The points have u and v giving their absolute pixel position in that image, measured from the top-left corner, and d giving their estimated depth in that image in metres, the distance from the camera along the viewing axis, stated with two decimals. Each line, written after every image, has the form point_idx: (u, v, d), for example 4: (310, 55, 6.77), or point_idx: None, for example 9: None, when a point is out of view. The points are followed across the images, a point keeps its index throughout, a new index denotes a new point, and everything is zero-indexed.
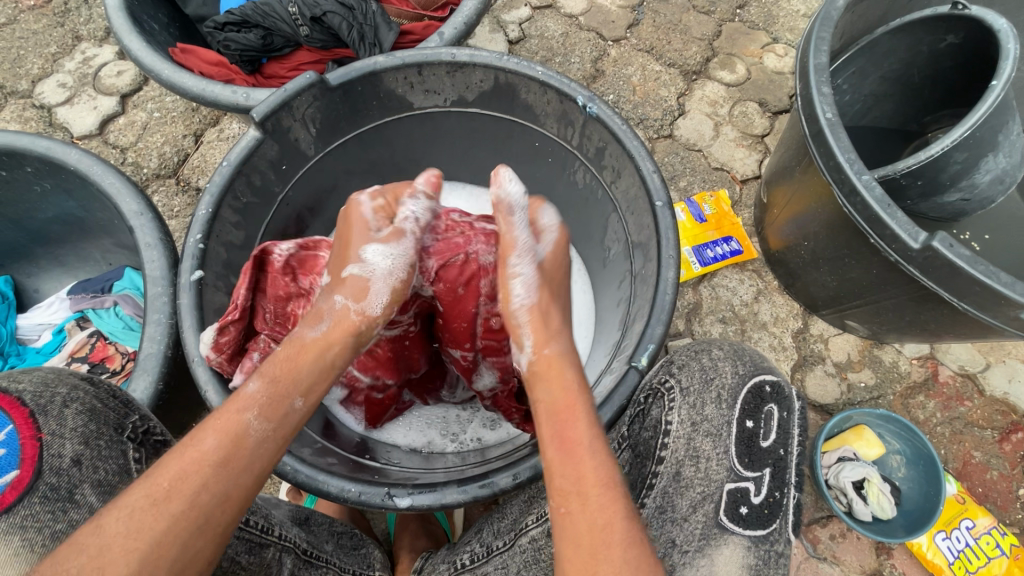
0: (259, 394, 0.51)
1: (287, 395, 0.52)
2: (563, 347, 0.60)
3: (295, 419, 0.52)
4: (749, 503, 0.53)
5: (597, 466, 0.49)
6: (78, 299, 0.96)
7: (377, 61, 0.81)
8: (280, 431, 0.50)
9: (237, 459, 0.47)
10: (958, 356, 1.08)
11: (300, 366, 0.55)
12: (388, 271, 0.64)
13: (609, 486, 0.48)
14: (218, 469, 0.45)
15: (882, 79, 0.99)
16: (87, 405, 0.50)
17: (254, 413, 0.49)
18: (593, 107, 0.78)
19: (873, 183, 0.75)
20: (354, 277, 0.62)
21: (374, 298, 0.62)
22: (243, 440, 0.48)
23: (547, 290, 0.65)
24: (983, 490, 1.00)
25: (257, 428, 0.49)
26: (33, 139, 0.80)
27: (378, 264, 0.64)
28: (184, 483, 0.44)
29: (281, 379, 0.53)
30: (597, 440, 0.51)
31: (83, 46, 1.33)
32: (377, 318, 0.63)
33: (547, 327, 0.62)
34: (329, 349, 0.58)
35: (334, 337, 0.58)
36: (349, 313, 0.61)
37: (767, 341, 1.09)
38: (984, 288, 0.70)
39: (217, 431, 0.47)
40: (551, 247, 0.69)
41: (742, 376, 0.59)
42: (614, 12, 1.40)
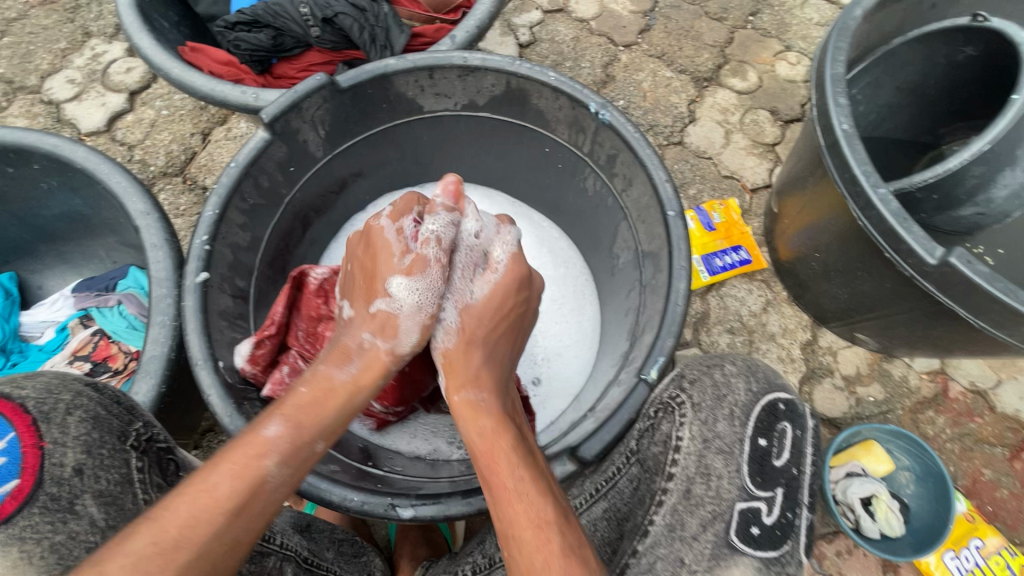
0: (282, 438, 0.51)
1: (310, 440, 0.53)
2: (482, 391, 0.61)
3: (314, 462, 0.53)
4: (760, 523, 0.53)
5: (529, 509, 0.50)
6: (83, 298, 0.96)
7: (389, 63, 0.80)
8: (296, 477, 0.51)
9: (251, 508, 0.48)
10: (969, 372, 1.07)
11: (324, 412, 0.56)
12: (414, 308, 0.65)
13: (544, 525, 0.49)
14: (233, 517, 0.46)
15: (898, 89, 0.97)
16: (91, 413, 0.49)
17: (275, 459, 0.50)
18: (606, 114, 0.77)
19: (889, 197, 0.74)
20: (382, 314, 0.64)
21: (405, 335, 0.64)
22: (263, 484, 0.49)
23: (468, 330, 0.67)
24: (992, 509, 0.98)
25: (275, 475, 0.50)
26: (41, 137, 0.80)
27: (404, 300, 0.64)
28: (196, 533, 0.44)
29: (303, 423, 0.54)
30: (523, 481, 0.52)
31: (93, 42, 1.33)
32: (405, 355, 0.65)
33: (473, 372, 0.63)
34: (355, 394, 0.59)
35: (364, 379, 0.60)
36: (378, 353, 0.63)
37: (775, 353, 1.08)
38: (1002, 305, 0.68)
39: (234, 476, 0.48)
40: (495, 285, 0.68)
41: (755, 394, 0.59)
42: (626, 17, 1.40)
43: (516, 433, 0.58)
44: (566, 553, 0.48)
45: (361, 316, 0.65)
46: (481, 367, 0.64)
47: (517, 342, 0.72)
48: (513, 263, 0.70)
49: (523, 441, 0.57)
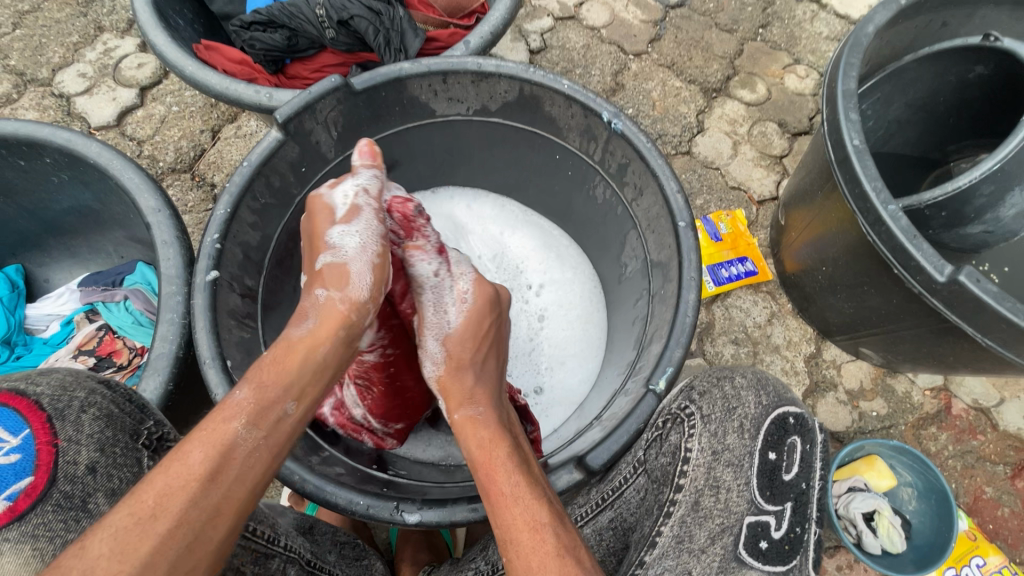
0: (248, 400, 0.49)
1: (277, 400, 0.51)
2: (480, 405, 0.61)
3: (288, 426, 0.50)
4: (768, 537, 0.54)
5: (525, 512, 0.50)
6: (89, 292, 0.96)
7: (403, 66, 0.80)
8: (271, 438, 0.49)
9: (226, 472, 0.45)
10: (972, 390, 1.06)
11: (289, 367, 0.53)
12: (359, 250, 0.61)
13: (539, 529, 0.49)
14: (205, 484, 0.44)
15: (907, 106, 0.98)
16: (104, 411, 0.50)
17: (241, 422, 0.48)
18: (618, 123, 0.77)
19: (899, 213, 0.74)
20: (331, 265, 0.60)
21: (358, 280, 0.60)
22: (234, 449, 0.47)
23: (454, 355, 0.64)
24: (993, 527, 0.99)
25: (247, 436, 0.48)
26: (55, 131, 0.80)
27: (347, 245, 0.61)
28: (170, 501, 0.43)
29: (269, 384, 0.51)
30: (518, 486, 0.52)
31: (105, 37, 1.33)
32: (365, 301, 0.60)
33: (466, 388, 0.62)
34: (315, 350, 0.55)
35: (321, 333, 0.56)
36: (334, 303, 0.58)
37: (779, 365, 1.08)
38: (1009, 325, 0.68)
39: (203, 444, 0.46)
40: (469, 309, 0.66)
41: (765, 407, 0.59)
42: (637, 26, 1.40)
43: (513, 443, 0.57)
44: (560, 553, 0.48)
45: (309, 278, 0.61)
46: (476, 383, 0.63)
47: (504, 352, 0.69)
48: (479, 291, 0.67)
49: (521, 450, 0.57)
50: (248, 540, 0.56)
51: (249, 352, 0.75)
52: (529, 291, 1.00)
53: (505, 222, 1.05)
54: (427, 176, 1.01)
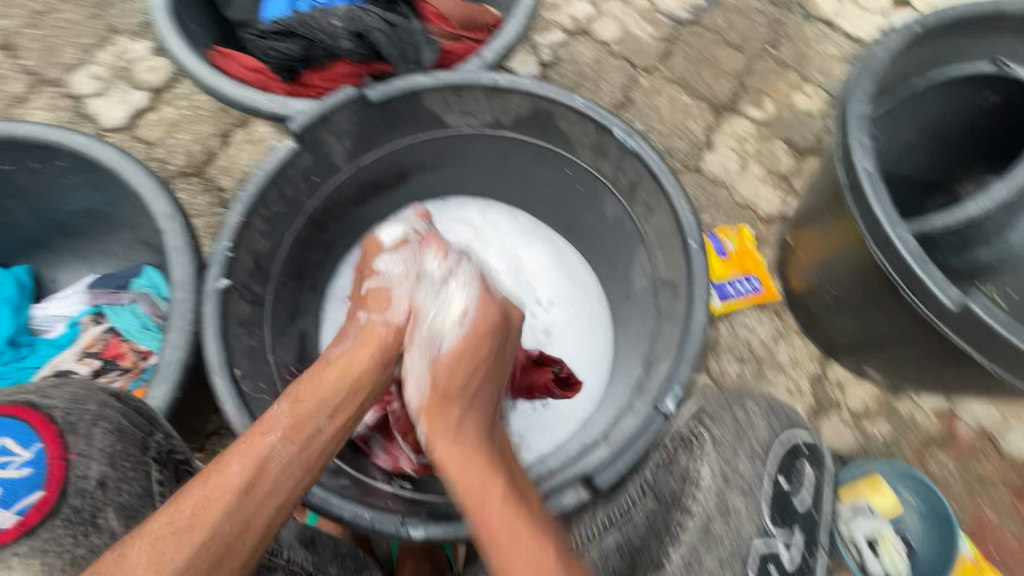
0: (285, 415, 0.53)
1: (312, 414, 0.54)
2: (465, 433, 0.56)
3: (322, 442, 0.53)
4: (779, 564, 0.53)
5: (528, 564, 0.46)
6: (96, 294, 0.96)
7: (418, 80, 0.81)
8: (304, 453, 0.51)
9: (260, 486, 0.47)
10: (976, 414, 1.06)
11: (324, 389, 0.56)
12: (399, 276, 0.70)
13: (551, 570, 0.46)
14: (240, 496, 0.46)
15: (918, 130, 0.98)
16: (115, 424, 0.49)
17: (276, 436, 0.50)
18: (631, 141, 0.77)
19: (908, 238, 0.75)
20: (373, 290, 0.69)
21: (394, 307, 0.67)
22: (271, 463, 0.49)
23: (439, 385, 0.60)
24: (997, 553, 0.98)
25: (282, 450, 0.50)
26: (70, 134, 0.81)
27: (392, 272, 0.70)
28: (207, 512, 0.44)
29: (304, 402, 0.54)
30: (516, 527, 0.49)
31: (119, 39, 1.34)
32: (401, 328, 0.65)
33: (453, 419, 0.58)
34: (349, 372, 0.59)
35: (361, 351, 0.62)
36: (374, 326, 0.65)
37: (784, 384, 1.08)
38: (1017, 352, 0.69)
39: (241, 456, 0.49)
40: (462, 336, 0.64)
41: (775, 431, 0.59)
42: (647, 41, 1.41)
43: (510, 478, 0.54)
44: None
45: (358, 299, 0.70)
46: (461, 412, 0.58)
47: (499, 372, 0.65)
48: (477, 305, 0.66)
49: (515, 482, 0.53)
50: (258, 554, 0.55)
51: (257, 361, 0.75)
52: (536, 305, 1.00)
53: (515, 233, 1.04)
54: (437, 186, 1.01)
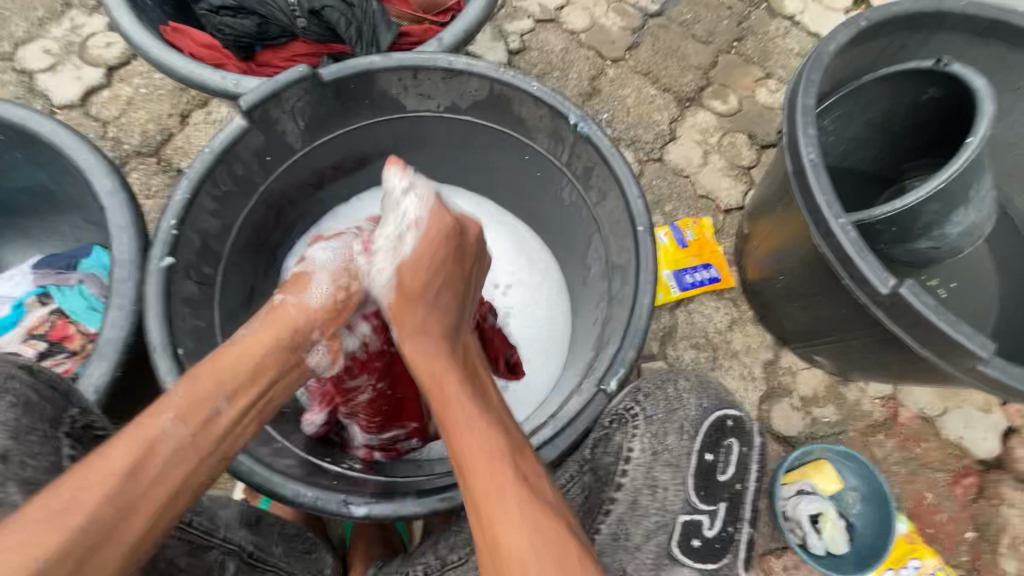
0: (179, 397, 0.53)
1: (211, 395, 0.55)
2: (428, 336, 0.65)
3: (217, 426, 0.54)
4: (701, 536, 0.55)
5: (481, 442, 0.53)
6: (42, 275, 0.93)
7: (373, 60, 0.80)
8: (197, 435, 0.52)
9: (150, 464, 0.48)
10: (918, 400, 1.11)
11: (227, 369, 0.58)
12: (328, 264, 0.72)
13: (498, 457, 0.52)
14: (126, 478, 0.46)
15: (866, 124, 1.02)
16: (21, 398, 0.48)
17: (170, 416, 0.51)
18: (585, 127, 0.78)
19: (848, 226, 0.77)
20: (299, 275, 0.71)
21: (314, 288, 0.69)
22: (160, 445, 0.49)
23: (403, 286, 0.68)
24: (932, 531, 1.03)
25: (174, 430, 0.51)
26: (8, 107, 0.78)
27: (321, 258, 0.73)
28: (88, 491, 0.44)
29: (205, 379, 0.56)
30: (473, 421, 0.55)
31: (72, 13, 1.30)
32: (314, 307, 0.68)
33: (418, 318, 0.66)
34: (253, 356, 0.60)
35: (263, 334, 0.63)
36: (285, 304, 0.67)
37: (737, 370, 1.11)
38: (944, 337, 0.72)
39: (128, 441, 0.49)
40: (420, 243, 0.68)
41: (704, 410, 0.61)
42: (615, 32, 1.42)
43: (467, 380, 0.61)
44: (521, 481, 0.51)
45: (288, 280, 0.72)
46: (423, 313, 0.66)
47: (463, 285, 0.71)
48: (431, 215, 0.69)
49: (471, 386, 0.60)
50: (184, 531, 0.56)
51: (205, 342, 0.74)
52: (496, 289, 1.02)
53: (477, 219, 1.04)
54: None
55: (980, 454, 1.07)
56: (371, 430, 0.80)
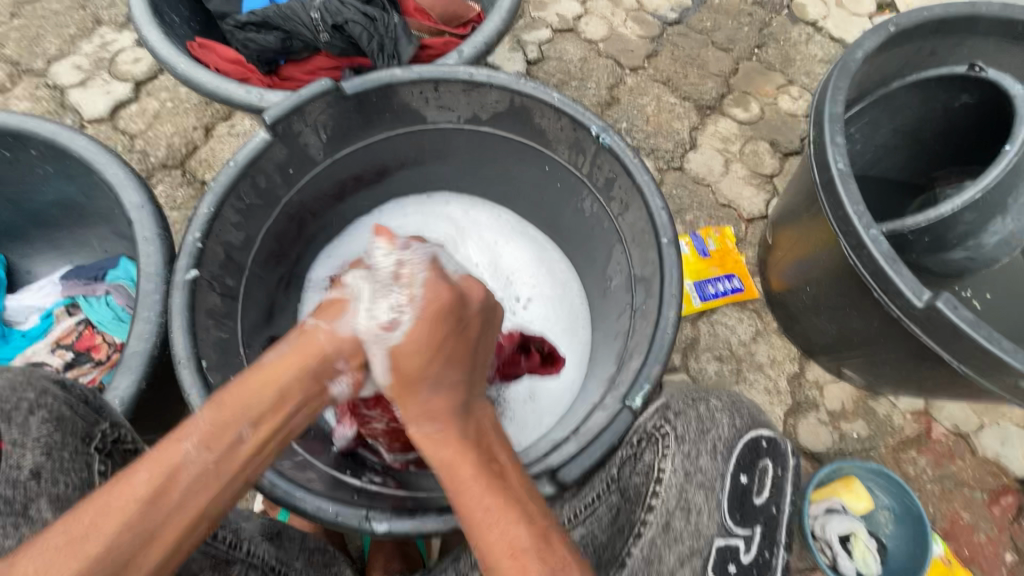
0: (204, 420, 0.49)
1: (235, 422, 0.50)
2: (437, 422, 0.55)
3: (242, 453, 0.50)
4: (737, 561, 0.52)
5: (501, 538, 0.47)
6: (71, 286, 0.95)
7: (395, 74, 0.80)
8: (220, 463, 0.48)
9: (170, 496, 0.45)
10: (952, 415, 1.07)
11: (250, 397, 0.52)
12: (368, 289, 0.62)
13: (520, 552, 0.46)
14: (146, 507, 0.44)
15: (895, 131, 0.99)
16: (54, 413, 0.49)
17: (192, 442, 0.47)
18: (607, 138, 0.77)
19: (880, 237, 0.75)
20: (336, 299, 0.62)
21: (343, 319, 0.59)
22: (181, 473, 0.46)
23: (405, 367, 0.58)
24: (969, 553, 0.98)
25: (197, 457, 0.47)
26: (41, 123, 0.80)
27: (356, 283, 0.63)
28: (106, 522, 0.42)
29: (229, 406, 0.51)
30: (490, 511, 0.48)
31: (103, 30, 1.33)
32: (343, 341, 0.58)
33: (424, 401, 0.57)
34: (280, 377, 0.54)
35: (289, 360, 0.55)
36: (313, 334, 0.58)
37: (762, 383, 1.08)
38: (984, 352, 0.69)
39: (151, 465, 0.46)
40: (413, 324, 0.59)
41: (738, 429, 0.59)
42: (634, 41, 1.41)
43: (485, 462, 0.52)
44: (550, 574, 0.44)
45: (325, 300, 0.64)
46: (429, 395, 0.57)
47: (468, 358, 0.61)
48: (425, 296, 0.60)
49: (491, 463, 0.53)
50: (210, 545, 0.55)
51: (228, 353, 0.74)
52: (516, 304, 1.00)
53: (497, 230, 1.04)
54: (421, 182, 1.01)
55: (1019, 472, 1.03)
56: (396, 450, 0.80)
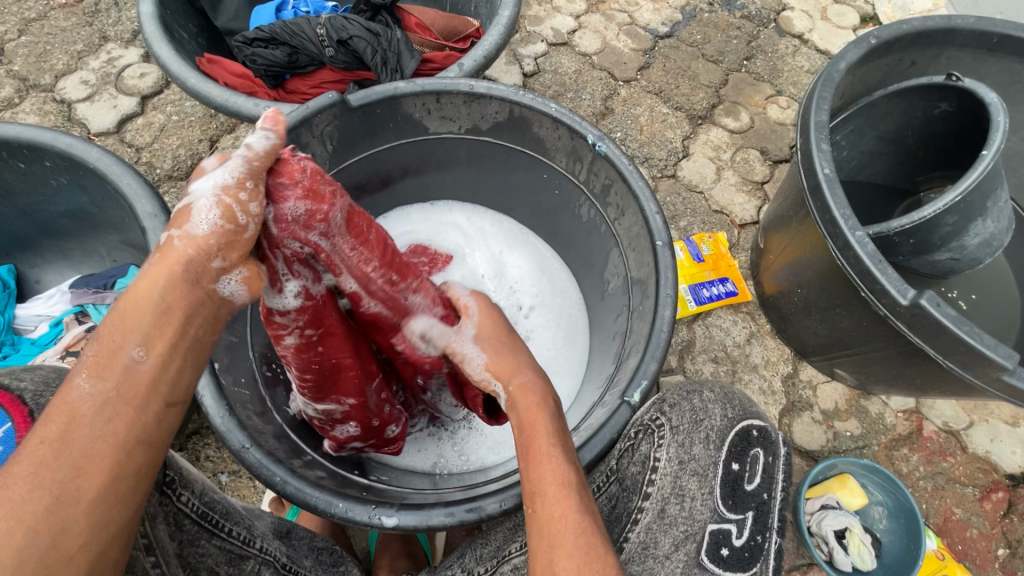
0: (89, 354, 0.42)
1: (123, 348, 0.43)
2: (531, 371, 0.58)
3: (143, 371, 0.43)
4: (729, 544, 0.55)
5: (554, 469, 0.50)
6: (80, 294, 0.98)
7: (399, 86, 0.84)
8: (121, 391, 0.41)
9: (79, 430, 0.39)
10: (943, 413, 1.10)
11: (130, 314, 0.44)
12: (210, 189, 0.50)
13: (564, 484, 0.49)
14: (57, 445, 0.39)
15: (877, 138, 1.04)
16: None
17: (83, 376, 0.41)
18: (602, 146, 0.81)
19: (866, 239, 0.79)
20: (179, 210, 0.49)
21: (198, 218, 0.48)
22: (80, 408, 0.40)
23: (491, 340, 0.62)
24: (962, 548, 1.00)
25: (91, 392, 0.41)
26: (56, 136, 0.83)
27: (204, 189, 0.50)
28: (18, 465, 0.38)
29: (112, 334, 0.43)
30: (556, 447, 0.51)
31: (109, 46, 1.37)
32: (208, 239, 0.48)
33: (505, 355, 0.60)
34: (156, 296, 0.45)
35: (155, 273, 0.46)
36: (171, 243, 0.47)
37: (757, 384, 1.11)
38: (967, 348, 0.72)
39: (50, 409, 0.40)
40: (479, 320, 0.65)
41: (731, 419, 0.62)
42: (627, 54, 1.46)
43: (555, 409, 0.55)
44: (584, 510, 0.48)
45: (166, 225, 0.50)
46: (521, 357, 0.60)
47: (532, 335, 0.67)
48: (480, 299, 0.68)
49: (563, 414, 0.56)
50: (225, 541, 0.58)
51: None
52: (519, 311, 1.02)
53: (497, 236, 1.07)
54: (422, 191, 1.04)
55: (1009, 469, 1.05)
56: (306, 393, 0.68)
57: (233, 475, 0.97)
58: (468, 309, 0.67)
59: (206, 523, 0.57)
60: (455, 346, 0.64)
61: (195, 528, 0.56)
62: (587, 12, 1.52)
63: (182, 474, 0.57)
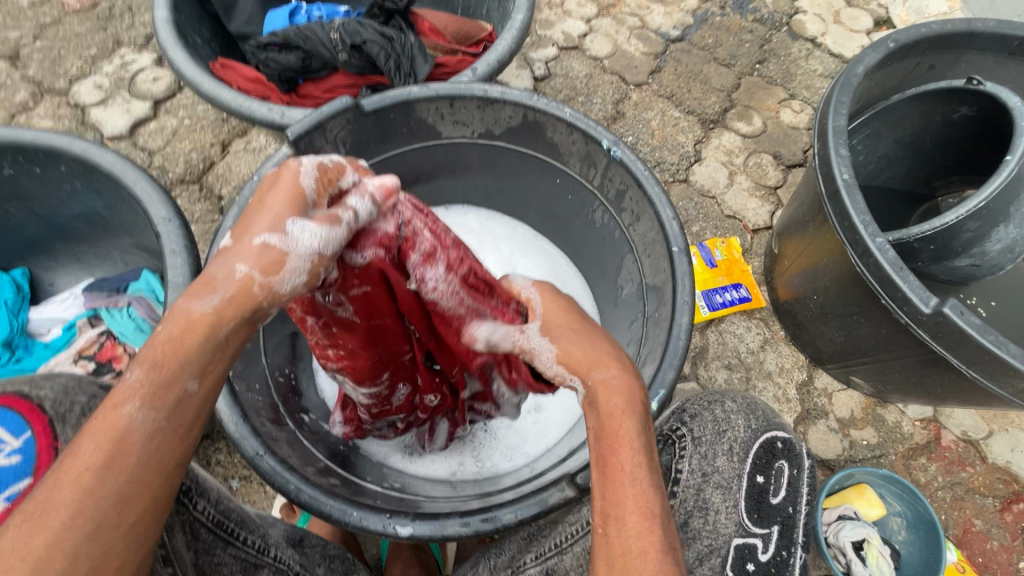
0: (140, 379, 0.41)
1: (176, 376, 0.42)
2: (614, 367, 0.51)
3: (193, 405, 0.42)
4: (755, 560, 0.56)
5: (638, 494, 0.44)
6: (93, 298, 0.98)
7: (412, 90, 0.84)
8: (171, 421, 0.41)
9: (124, 460, 0.39)
10: (961, 422, 1.08)
11: (187, 348, 0.42)
12: (313, 248, 0.47)
13: (649, 515, 0.44)
14: (100, 475, 0.38)
15: (895, 142, 1.02)
16: None
17: (133, 404, 0.40)
18: (617, 151, 0.80)
19: (886, 246, 0.77)
20: (266, 245, 0.46)
21: (288, 276, 0.46)
22: (129, 437, 0.40)
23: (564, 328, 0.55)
24: (983, 560, 0.98)
25: (143, 422, 0.40)
26: (71, 140, 0.83)
27: (304, 239, 0.47)
28: (58, 493, 0.37)
29: (167, 362, 0.42)
30: (640, 468, 0.45)
31: (123, 51, 1.38)
32: (284, 299, 0.47)
33: (589, 350, 0.53)
34: (219, 329, 0.43)
35: (226, 315, 0.44)
36: (249, 286, 0.45)
37: (771, 392, 1.09)
38: (993, 357, 0.70)
39: (95, 433, 0.40)
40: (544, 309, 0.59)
41: (754, 431, 0.62)
42: (638, 57, 1.45)
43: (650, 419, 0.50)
44: (670, 550, 0.43)
45: (235, 244, 0.46)
46: (604, 346, 0.53)
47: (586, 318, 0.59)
48: (543, 290, 0.61)
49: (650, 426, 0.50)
50: (239, 549, 0.57)
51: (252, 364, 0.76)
52: None
53: (511, 241, 1.07)
54: (435, 196, 1.03)
55: None
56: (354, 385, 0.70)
57: (243, 481, 0.96)
58: (531, 302, 0.61)
59: (219, 531, 0.57)
60: (522, 346, 0.58)
61: (210, 537, 0.56)
62: (598, 16, 1.52)
63: (198, 482, 0.57)
